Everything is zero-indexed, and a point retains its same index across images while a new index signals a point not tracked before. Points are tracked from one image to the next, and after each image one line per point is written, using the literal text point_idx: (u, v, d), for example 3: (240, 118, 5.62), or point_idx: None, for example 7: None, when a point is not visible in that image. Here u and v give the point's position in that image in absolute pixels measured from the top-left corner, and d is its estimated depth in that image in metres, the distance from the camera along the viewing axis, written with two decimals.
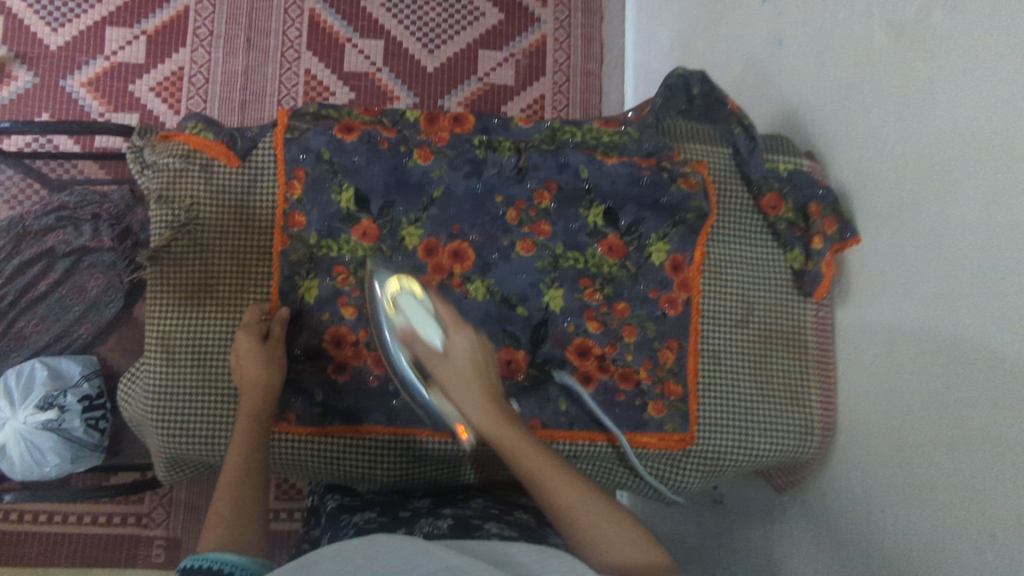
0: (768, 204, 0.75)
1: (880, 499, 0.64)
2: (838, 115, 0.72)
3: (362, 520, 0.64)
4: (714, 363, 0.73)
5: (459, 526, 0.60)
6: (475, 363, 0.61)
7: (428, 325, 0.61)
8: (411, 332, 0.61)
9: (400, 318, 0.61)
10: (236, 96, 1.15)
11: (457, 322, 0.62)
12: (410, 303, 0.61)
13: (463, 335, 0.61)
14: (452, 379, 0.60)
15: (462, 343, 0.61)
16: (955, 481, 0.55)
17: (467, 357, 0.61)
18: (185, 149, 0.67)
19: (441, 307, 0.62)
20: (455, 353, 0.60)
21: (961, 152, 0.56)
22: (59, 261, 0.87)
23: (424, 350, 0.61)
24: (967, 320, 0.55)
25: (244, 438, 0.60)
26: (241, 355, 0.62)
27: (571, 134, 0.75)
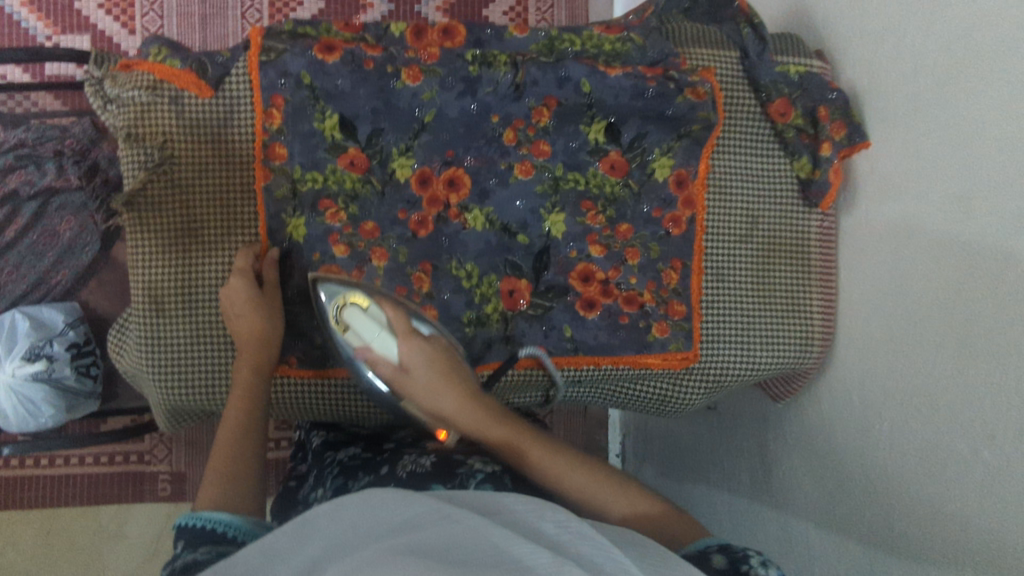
0: (777, 111, 0.71)
1: (880, 405, 0.64)
2: (853, 9, 0.67)
3: (346, 457, 0.65)
4: (717, 281, 0.71)
5: (441, 466, 0.59)
6: (439, 367, 0.61)
7: (380, 338, 0.62)
8: (369, 350, 0.62)
9: (353, 337, 0.62)
10: (194, 11, 1.06)
11: (408, 331, 0.62)
12: (358, 318, 0.61)
13: (411, 344, 0.62)
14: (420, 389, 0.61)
15: (417, 353, 0.61)
16: (959, 387, 0.55)
17: (428, 363, 0.61)
18: (150, 79, 0.60)
19: (393, 316, 0.62)
20: (415, 361, 0.61)
21: (993, 46, 0.52)
22: (26, 205, 0.82)
23: (385, 368, 0.62)
24: (984, 225, 0.53)
25: (245, 388, 0.59)
26: (239, 305, 0.59)
27: (571, 43, 0.68)
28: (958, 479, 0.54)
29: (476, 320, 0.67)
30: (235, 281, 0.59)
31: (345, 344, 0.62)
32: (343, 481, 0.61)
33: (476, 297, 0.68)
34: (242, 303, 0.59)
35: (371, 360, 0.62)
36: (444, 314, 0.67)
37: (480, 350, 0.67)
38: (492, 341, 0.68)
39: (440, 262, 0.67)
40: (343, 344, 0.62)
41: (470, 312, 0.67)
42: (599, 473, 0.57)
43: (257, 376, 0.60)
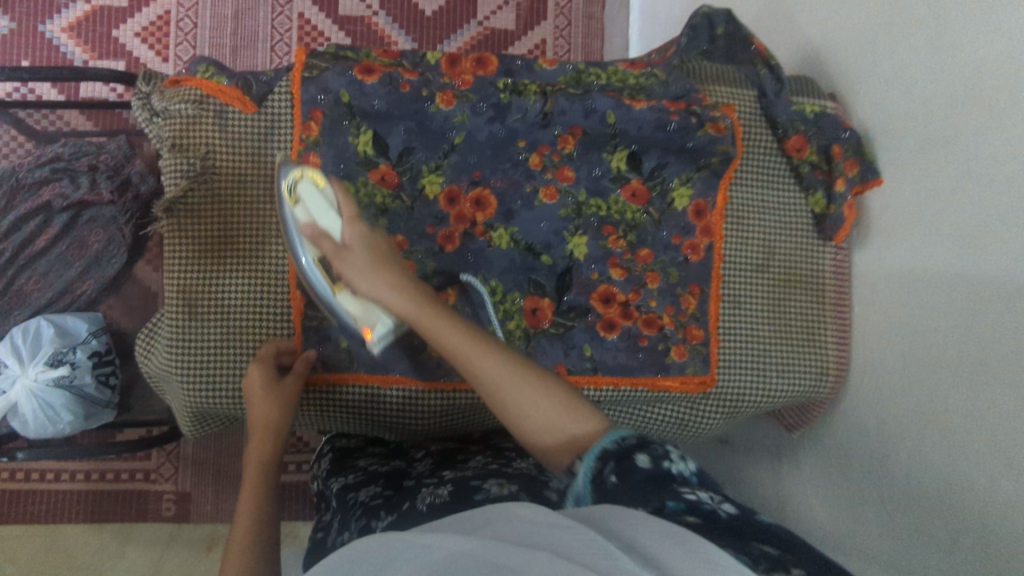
0: (793, 147, 0.74)
1: (894, 435, 0.65)
2: (863, 54, 0.71)
3: (368, 497, 0.64)
4: (734, 308, 0.73)
5: (458, 494, 0.59)
6: (381, 255, 0.59)
7: (327, 215, 0.59)
8: (313, 226, 0.58)
9: (301, 212, 0.59)
10: (226, 42, 1.10)
11: (354, 216, 0.60)
12: (310, 192, 0.59)
13: (359, 227, 0.60)
14: (362, 265, 0.58)
15: (361, 237, 0.59)
16: (972, 414, 0.56)
17: (371, 249, 0.59)
18: (196, 94, 0.63)
19: (343, 197, 0.60)
20: (362, 243, 0.59)
21: (996, 89, 0.56)
22: (56, 216, 0.85)
23: (327, 245, 0.58)
24: (994, 257, 0.55)
25: (258, 462, 0.61)
26: (253, 392, 0.61)
27: (596, 77, 0.71)
28: (975, 505, 0.55)
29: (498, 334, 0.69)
30: (254, 370, 0.61)
31: (291, 216, 0.59)
32: (366, 521, 0.59)
33: (499, 313, 0.69)
34: (260, 391, 0.61)
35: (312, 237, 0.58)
36: None
37: None
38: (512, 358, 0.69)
39: (464, 277, 0.69)
40: (289, 217, 0.59)
41: (495, 327, 0.68)
42: (528, 373, 0.55)
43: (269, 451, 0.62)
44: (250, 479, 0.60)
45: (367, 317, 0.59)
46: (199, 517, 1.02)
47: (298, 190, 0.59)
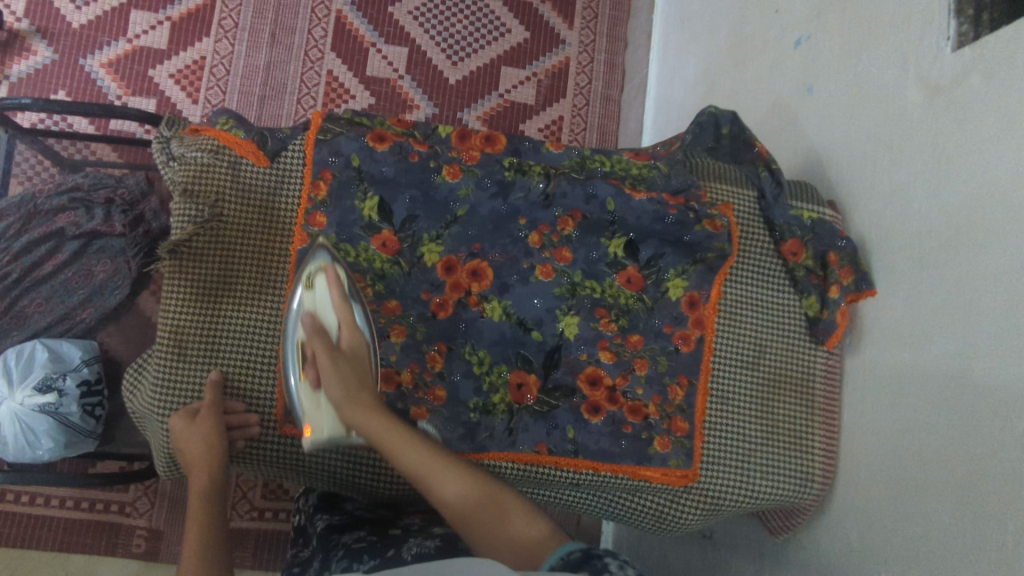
0: (789, 250, 0.75)
1: (877, 552, 0.65)
2: (862, 167, 0.74)
3: (352, 540, 0.65)
4: (721, 403, 0.73)
5: (444, 547, 0.60)
6: (361, 373, 0.60)
7: (327, 315, 0.61)
8: (313, 317, 0.61)
9: (307, 299, 0.62)
10: (256, 90, 1.14)
11: (354, 325, 0.61)
12: (326, 288, 0.61)
13: (357, 339, 0.61)
14: (335, 374, 0.59)
15: (357, 345, 0.61)
16: (956, 541, 0.56)
17: (356, 362, 0.60)
18: (213, 143, 0.66)
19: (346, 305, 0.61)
20: (349, 354, 0.60)
21: (989, 222, 0.57)
22: (68, 243, 0.88)
23: (317, 340, 0.60)
24: (983, 386, 0.56)
25: (202, 493, 0.62)
26: (182, 434, 0.61)
27: (601, 163, 0.73)
28: None
29: (482, 407, 0.69)
30: (176, 423, 0.62)
31: (299, 299, 0.62)
32: (349, 563, 0.60)
33: (484, 384, 0.70)
34: (184, 434, 0.61)
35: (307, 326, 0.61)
36: (452, 395, 0.69)
37: (483, 438, 0.68)
38: (494, 431, 0.69)
39: (454, 344, 0.70)
40: (298, 297, 0.62)
41: (478, 399, 0.69)
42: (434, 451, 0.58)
43: (211, 481, 0.63)
44: (194, 509, 0.61)
45: (314, 417, 0.61)
46: (169, 557, 1.01)
47: (317, 277, 0.62)
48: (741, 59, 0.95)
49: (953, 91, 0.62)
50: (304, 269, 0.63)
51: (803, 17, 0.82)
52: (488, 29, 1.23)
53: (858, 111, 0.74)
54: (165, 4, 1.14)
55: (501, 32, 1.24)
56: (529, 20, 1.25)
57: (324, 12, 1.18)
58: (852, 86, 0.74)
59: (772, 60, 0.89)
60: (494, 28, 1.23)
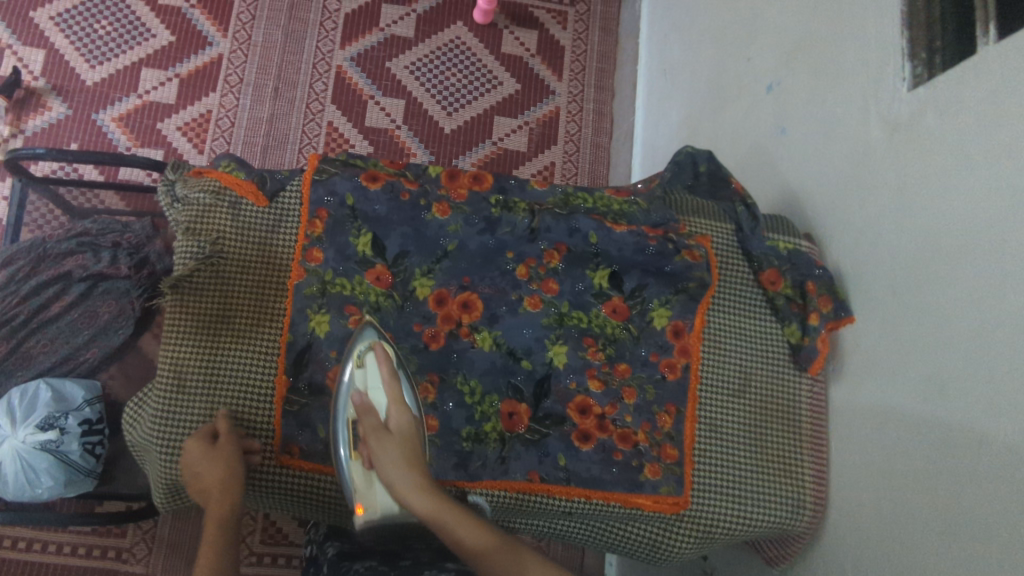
0: (768, 280, 0.78)
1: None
2: (834, 200, 0.77)
3: (363, 567, 0.66)
4: (710, 430, 0.75)
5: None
6: (410, 450, 0.62)
7: (377, 392, 0.64)
8: (363, 396, 0.64)
9: (359, 377, 0.64)
10: (259, 141, 1.19)
11: (401, 402, 0.64)
12: (376, 367, 0.65)
13: (404, 414, 0.63)
14: (387, 454, 0.61)
15: (403, 422, 0.63)
16: (946, 561, 0.58)
17: (405, 438, 0.62)
18: (216, 185, 0.70)
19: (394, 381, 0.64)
20: (395, 430, 0.62)
21: (954, 247, 0.60)
22: (75, 285, 0.91)
23: (369, 419, 0.62)
24: (960, 406, 0.58)
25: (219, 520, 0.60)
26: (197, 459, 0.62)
27: (583, 201, 0.78)
28: None
29: (474, 435, 0.71)
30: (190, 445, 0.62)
31: (350, 377, 0.64)
32: None
33: (476, 413, 0.71)
34: (199, 460, 0.61)
35: (358, 404, 0.63)
36: (444, 425, 0.70)
37: (476, 467, 0.70)
38: (486, 460, 0.70)
39: (446, 374, 0.71)
40: (348, 375, 0.64)
41: (470, 427, 0.71)
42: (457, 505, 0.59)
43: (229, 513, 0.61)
44: (208, 539, 0.59)
45: (366, 494, 0.63)
46: None
47: (368, 356, 0.65)
48: (719, 103, 1.00)
49: (912, 127, 0.66)
50: (353, 347, 0.66)
51: (773, 63, 0.88)
52: (481, 82, 1.29)
53: (828, 147, 0.78)
54: (174, 62, 1.20)
55: (493, 85, 1.30)
56: (519, 72, 1.31)
57: (325, 68, 1.25)
58: (821, 124, 0.79)
59: (747, 104, 0.93)
60: (487, 80, 1.30)
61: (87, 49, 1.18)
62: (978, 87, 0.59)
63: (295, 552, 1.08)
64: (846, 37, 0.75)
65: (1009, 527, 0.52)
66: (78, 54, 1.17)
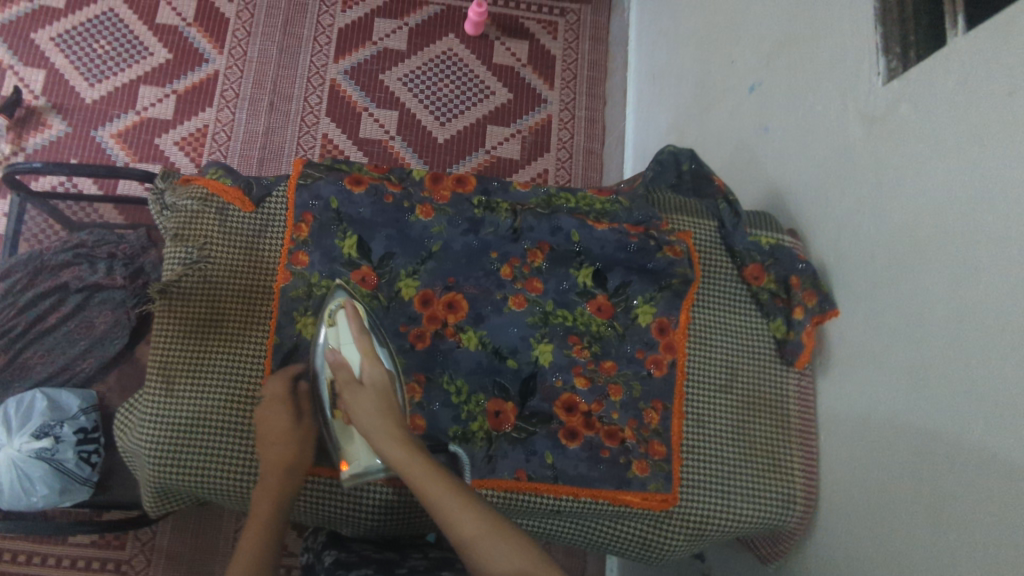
0: (751, 275, 0.78)
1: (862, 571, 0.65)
2: (816, 195, 0.78)
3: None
4: (697, 426, 0.75)
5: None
6: (385, 403, 0.65)
7: (349, 348, 0.67)
8: (337, 353, 0.67)
9: (331, 335, 0.67)
10: (255, 154, 1.21)
11: (374, 356, 0.67)
12: (346, 324, 0.67)
13: (378, 369, 0.67)
14: (363, 408, 0.65)
15: (377, 376, 0.66)
16: (933, 550, 0.57)
17: (380, 392, 0.66)
18: (203, 192, 0.71)
19: (365, 336, 0.67)
20: (369, 384, 0.66)
21: (931, 236, 0.60)
22: (72, 296, 0.93)
23: (344, 374, 0.66)
24: (941, 394, 0.58)
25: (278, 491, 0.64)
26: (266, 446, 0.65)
27: (565, 201, 0.79)
28: None
29: (461, 434, 0.71)
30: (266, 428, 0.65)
31: (323, 337, 0.67)
32: None
33: (462, 413, 0.72)
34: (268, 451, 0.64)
35: (332, 362, 0.67)
36: (431, 425, 0.71)
37: (463, 466, 0.70)
38: (473, 458, 0.71)
39: (432, 374, 0.72)
40: (322, 335, 0.67)
41: (457, 426, 0.71)
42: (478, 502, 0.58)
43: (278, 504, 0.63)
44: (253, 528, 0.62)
45: (349, 451, 0.67)
46: None
47: (338, 315, 0.67)
48: (705, 106, 1.01)
49: (887, 120, 0.67)
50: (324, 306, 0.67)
51: (755, 64, 0.89)
52: (473, 92, 1.31)
53: (808, 143, 0.78)
54: (171, 79, 1.23)
55: (485, 94, 1.31)
56: (511, 82, 1.33)
57: (319, 81, 1.27)
58: (802, 121, 0.79)
59: (732, 105, 0.94)
60: (478, 90, 1.31)
61: (86, 68, 1.21)
62: (948, 79, 0.60)
63: (293, 562, 1.08)
64: (822, 35, 0.76)
65: (993, 513, 0.52)
66: (78, 73, 1.20)
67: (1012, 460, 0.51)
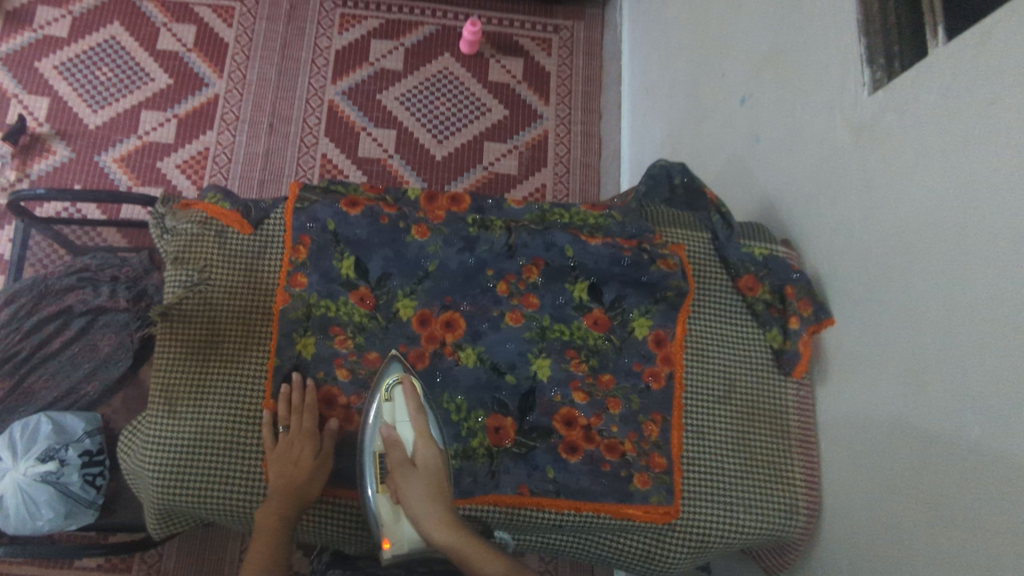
0: (745, 285, 0.79)
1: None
2: (807, 205, 0.78)
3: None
4: (697, 439, 0.75)
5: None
6: (436, 483, 0.65)
7: (404, 425, 0.68)
8: (391, 429, 0.67)
9: (387, 410, 0.68)
10: (256, 175, 1.23)
11: (426, 433, 0.67)
12: (404, 400, 0.68)
13: (433, 448, 0.66)
14: (414, 486, 0.64)
15: (429, 454, 0.66)
16: (936, 555, 0.58)
17: (432, 471, 0.65)
18: (202, 216, 0.72)
19: (420, 413, 0.68)
20: (422, 462, 0.65)
21: (921, 243, 0.61)
22: (75, 319, 0.95)
23: (397, 453, 0.66)
24: (937, 400, 0.59)
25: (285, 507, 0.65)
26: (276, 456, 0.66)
27: (560, 216, 0.80)
28: None
29: (461, 452, 0.72)
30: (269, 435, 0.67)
31: (379, 409, 0.68)
32: None
33: (462, 430, 0.72)
34: (277, 462, 0.65)
35: (385, 437, 0.67)
36: None
37: (465, 483, 0.71)
38: (475, 474, 0.71)
39: (431, 392, 0.73)
40: (377, 409, 0.68)
41: (457, 445, 0.72)
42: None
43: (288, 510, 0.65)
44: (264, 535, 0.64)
45: (392, 528, 0.65)
46: None
47: (396, 390, 0.69)
48: (698, 118, 1.02)
49: (874, 130, 0.67)
50: (382, 379, 0.69)
51: (744, 78, 0.90)
52: (469, 110, 1.33)
53: (799, 154, 0.79)
54: (172, 103, 1.25)
55: (481, 111, 1.33)
56: (507, 99, 1.35)
57: (317, 103, 1.29)
58: (791, 132, 0.80)
59: (723, 118, 0.96)
60: (475, 107, 1.33)
61: (88, 95, 1.23)
62: (931, 89, 0.60)
63: None
64: (808, 46, 0.77)
65: (991, 517, 0.52)
66: (80, 100, 1.22)
67: (1008, 465, 0.51)
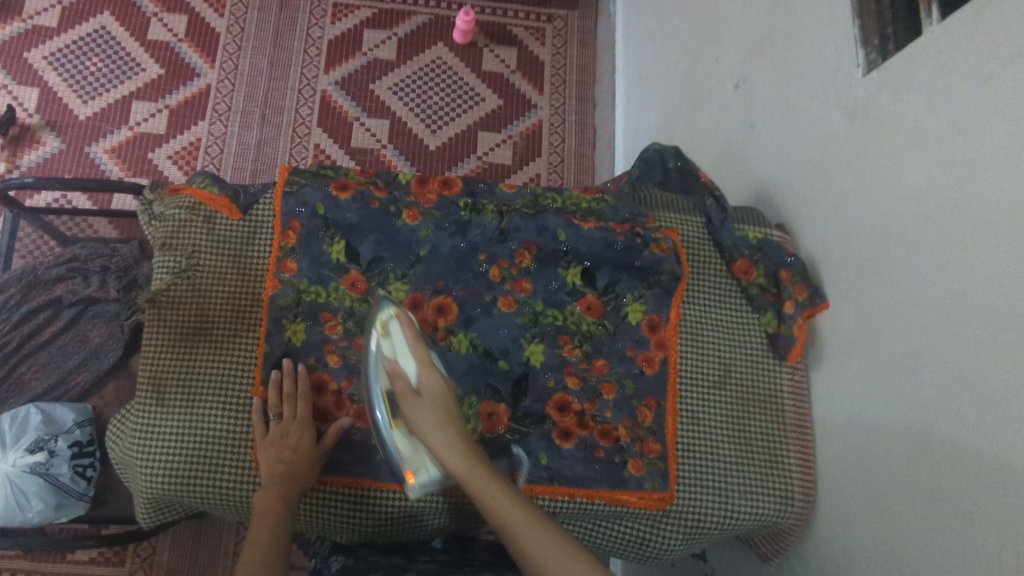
0: (740, 269, 0.78)
1: (863, 564, 0.65)
2: (802, 188, 0.78)
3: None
4: (692, 425, 0.74)
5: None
6: (444, 411, 0.65)
7: (404, 357, 0.67)
8: (393, 363, 0.67)
9: (387, 345, 0.67)
10: (248, 166, 1.22)
11: (429, 364, 0.66)
12: (400, 334, 0.67)
13: (435, 377, 0.66)
14: (420, 418, 0.64)
15: (433, 384, 0.66)
16: (932, 538, 0.57)
17: (438, 401, 0.65)
18: (190, 202, 0.72)
19: (418, 343, 0.67)
20: (426, 392, 0.65)
21: (916, 223, 0.61)
22: (65, 310, 0.94)
23: (401, 385, 0.66)
24: (932, 382, 0.58)
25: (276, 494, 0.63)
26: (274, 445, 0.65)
27: (552, 201, 0.80)
28: None
29: None
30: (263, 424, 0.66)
31: (377, 347, 0.67)
32: None
33: None
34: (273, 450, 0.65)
35: (388, 371, 0.66)
36: None
37: None
38: None
39: None
40: (375, 345, 0.67)
41: None
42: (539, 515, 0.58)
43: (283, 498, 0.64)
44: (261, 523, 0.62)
45: (413, 462, 0.66)
46: None
47: (392, 325, 0.67)
48: (691, 104, 1.02)
49: (867, 110, 0.67)
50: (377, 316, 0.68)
51: (737, 62, 0.89)
52: (463, 99, 1.32)
53: (792, 137, 0.79)
54: (164, 94, 1.24)
55: (476, 101, 1.32)
56: (501, 88, 1.34)
57: (310, 92, 1.28)
58: (785, 116, 0.80)
59: (717, 103, 0.95)
60: (469, 97, 1.32)
61: (79, 85, 1.22)
62: (924, 68, 0.60)
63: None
64: (801, 28, 0.76)
65: (986, 499, 0.52)
66: (71, 90, 1.21)
67: (1002, 444, 0.51)
